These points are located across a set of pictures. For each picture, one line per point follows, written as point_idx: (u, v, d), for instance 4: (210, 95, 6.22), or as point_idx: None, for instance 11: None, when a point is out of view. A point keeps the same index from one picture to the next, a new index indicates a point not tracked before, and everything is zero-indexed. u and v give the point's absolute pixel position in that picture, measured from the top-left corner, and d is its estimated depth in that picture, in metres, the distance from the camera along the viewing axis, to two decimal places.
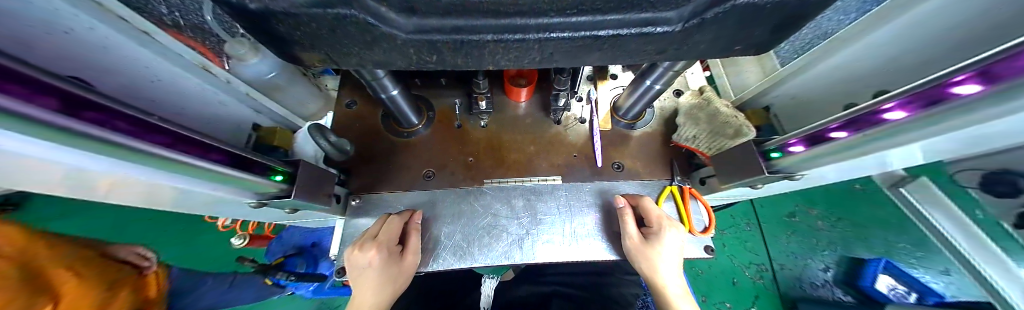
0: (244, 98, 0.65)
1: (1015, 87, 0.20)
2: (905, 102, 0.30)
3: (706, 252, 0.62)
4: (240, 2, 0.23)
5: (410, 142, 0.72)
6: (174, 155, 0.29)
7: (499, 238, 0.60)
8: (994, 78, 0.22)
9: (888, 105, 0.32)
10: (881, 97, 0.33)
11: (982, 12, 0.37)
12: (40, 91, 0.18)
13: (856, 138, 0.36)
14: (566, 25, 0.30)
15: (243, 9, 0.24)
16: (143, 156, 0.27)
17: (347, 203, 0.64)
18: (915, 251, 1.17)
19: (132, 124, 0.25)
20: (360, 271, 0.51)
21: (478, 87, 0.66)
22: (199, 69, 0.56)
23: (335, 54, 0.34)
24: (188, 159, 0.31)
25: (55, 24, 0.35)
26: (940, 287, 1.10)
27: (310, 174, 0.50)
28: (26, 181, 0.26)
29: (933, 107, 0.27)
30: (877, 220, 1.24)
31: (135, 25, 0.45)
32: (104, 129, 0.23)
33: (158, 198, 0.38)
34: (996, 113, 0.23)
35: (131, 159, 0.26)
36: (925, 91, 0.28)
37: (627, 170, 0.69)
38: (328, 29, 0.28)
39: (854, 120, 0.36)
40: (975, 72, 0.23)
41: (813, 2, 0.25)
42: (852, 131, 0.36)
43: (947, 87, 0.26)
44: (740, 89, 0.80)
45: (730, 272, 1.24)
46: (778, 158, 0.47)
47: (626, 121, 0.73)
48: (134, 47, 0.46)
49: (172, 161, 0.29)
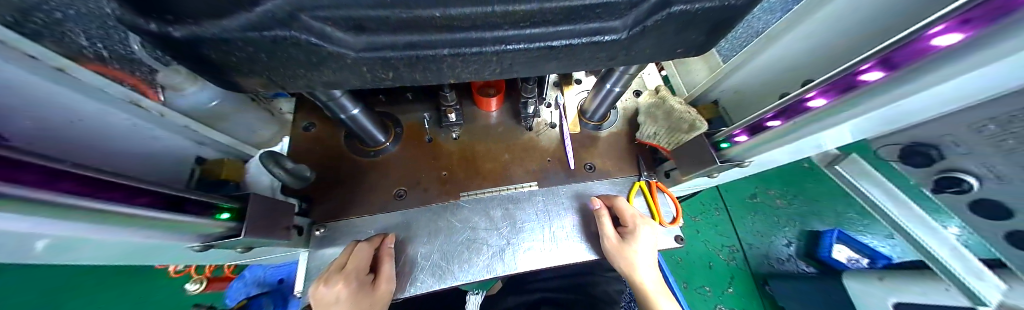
0: (182, 131, 0.56)
1: (927, 68, 0.24)
2: (824, 90, 0.34)
3: (677, 241, 0.65)
4: (161, 29, 0.21)
5: (378, 161, 0.69)
6: (99, 204, 0.25)
7: (479, 252, 0.59)
8: (899, 63, 0.26)
9: (809, 95, 0.36)
10: (803, 88, 0.38)
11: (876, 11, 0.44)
12: None
13: (789, 125, 0.40)
14: (521, 36, 0.30)
15: (167, 36, 0.22)
16: (59, 211, 0.23)
17: (312, 234, 0.59)
18: (861, 220, 1.32)
19: (42, 172, 0.22)
20: (327, 307, 0.47)
21: (446, 100, 0.65)
22: (131, 105, 0.47)
23: (282, 77, 0.32)
24: (114, 207, 0.27)
25: None
26: (887, 250, 1.23)
27: (264, 206, 0.46)
28: None
29: (848, 93, 0.31)
30: (825, 195, 1.39)
31: (52, 62, 0.36)
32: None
33: (73, 256, 0.31)
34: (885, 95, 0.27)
35: (39, 216, 0.22)
36: (838, 80, 0.32)
37: (599, 170, 0.72)
38: (269, 52, 0.27)
39: (786, 109, 0.40)
40: (879, 60, 0.28)
41: (731, 8, 0.29)
42: (785, 119, 0.41)
43: (856, 76, 0.30)
44: (691, 85, 0.87)
45: (705, 256, 1.32)
46: (727, 148, 0.52)
47: (594, 123, 0.76)
48: (51, 86, 0.37)
49: (97, 212, 0.25)
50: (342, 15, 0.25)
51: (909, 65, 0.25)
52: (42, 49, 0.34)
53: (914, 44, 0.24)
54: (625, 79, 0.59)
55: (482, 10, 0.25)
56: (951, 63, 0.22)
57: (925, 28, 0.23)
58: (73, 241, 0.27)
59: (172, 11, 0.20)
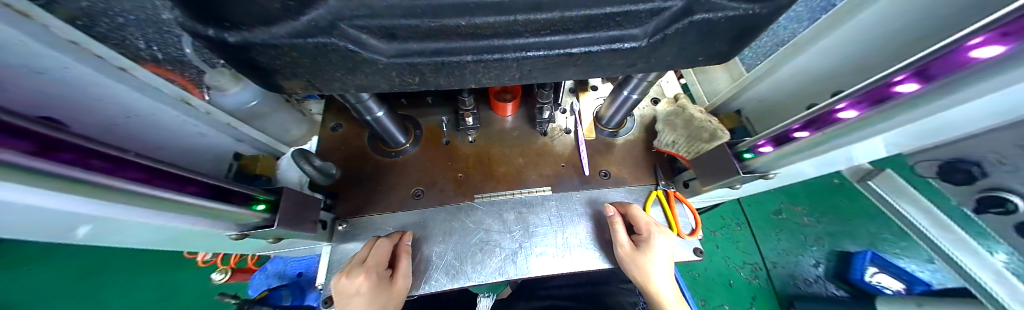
0: (224, 128, 0.61)
1: (963, 77, 0.22)
2: (856, 102, 0.33)
3: (696, 254, 0.63)
4: (219, 35, 0.23)
5: (397, 161, 0.72)
6: (152, 191, 0.28)
7: (492, 254, 0.60)
8: (933, 75, 0.25)
9: (840, 106, 0.35)
10: (834, 98, 0.36)
11: (917, 18, 0.42)
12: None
13: (817, 136, 0.38)
14: (542, 43, 0.31)
15: (224, 42, 0.24)
16: (121, 193, 0.26)
17: (334, 229, 0.62)
18: (899, 242, 1.21)
19: (106, 161, 0.25)
20: (347, 299, 0.49)
21: (464, 104, 0.67)
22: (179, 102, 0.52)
23: (320, 80, 0.35)
24: (166, 195, 0.30)
25: (31, 63, 0.33)
26: (927, 277, 1.12)
27: (294, 200, 0.49)
28: None
29: (883, 104, 0.30)
30: (857, 213, 1.30)
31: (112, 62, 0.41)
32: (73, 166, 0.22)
33: (130, 238, 0.35)
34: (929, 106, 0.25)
35: (105, 197, 0.25)
36: (871, 91, 0.31)
37: (614, 177, 0.71)
38: (310, 58, 0.29)
39: (814, 120, 0.39)
40: (914, 72, 0.26)
41: (755, 15, 0.28)
42: (813, 130, 0.39)
43: (890, 87, 0.29)
44: (712, 94, 0.85)
45: (726, 272, 1.26)
46: (750, 159, 0.51)
47: (609, 130, 0.76)
48: (112, 84, 0.42)
49: (149, 197, 0.28)
50: (377, 23, 0.27)
51: (947, 77, 0.24)
52: (109, 50, 0.41)
53: (951, 56, 0.23)
54: (643, 85, 0.59)
55: (505, 18, 0.27)
56: (983, 71, 0.21)
57: (962, 39, 0.22)
58: (130, 224, 0.30)
59: (227, 21, 0.22)
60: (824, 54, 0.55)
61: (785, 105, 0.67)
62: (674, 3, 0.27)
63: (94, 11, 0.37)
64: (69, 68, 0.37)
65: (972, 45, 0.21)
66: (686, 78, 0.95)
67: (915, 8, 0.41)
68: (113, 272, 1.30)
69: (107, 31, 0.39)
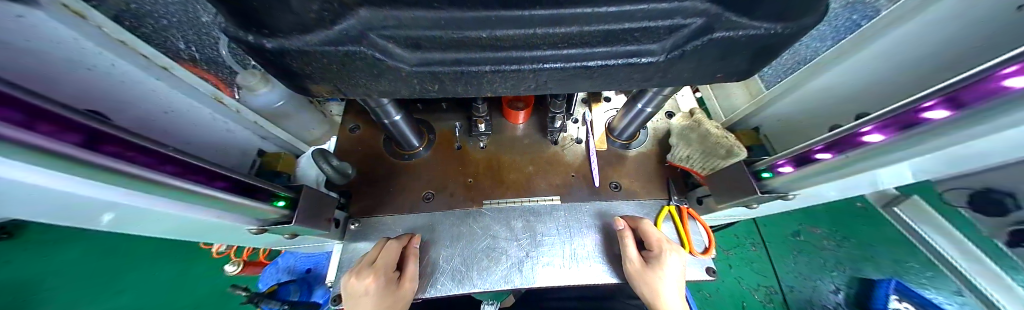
0: (251, 126, 0.63)
1: (993, 107, 0.21)
2: (882, 126, 0.31)
3: (709, 273, 0.61)
4: (257, 41, 0.25)
5: (410, 164, 0.73)
6: (177, 183, 0.29)
7: (499, 261, 0.60)
8: (963, 103, 0.24)
9: (865, 129, 0.34)
10: (859, 121, 0.35)
11: (942, 40, 0.41)
12: (55, 123, 0.19)
13: (841, 159, 0.37)
14: (560, 56, 0.32)
15: (260, 49, 0.26)
16: (152, 184, 0.27)
17: (347, 228, 0.64)
18: (924, 271, 1.14)
19: (148, 155, 0.27)
20: (356, 299, 0.50)
21: (477, 111, 0.69)
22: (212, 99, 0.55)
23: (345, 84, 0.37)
24: (191, 187, 0.31)
25: (78, 60, 0.36)
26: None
27: (312, 198, 0.51)
28: (28, 210, 0.25)
29: (911, 130, 0.28)
30: (882, 240, 1.22)
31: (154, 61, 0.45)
32: (117, 159, 0.24)
33: (155, 228, 0.36)
34: (967, 134, 0.24)
35: (138, 187, 0.26)
36: (898, 116, 0.30)
37: (625, 190, 0.70)
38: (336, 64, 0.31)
39: (838, 142, 0.37)
40: (944, 98, 0.25)
41: (778, 34, 0.28)
42: (836, 152, 0.38)
43: (918, 112, 0.28)
44: (729, 110, 0.83)
45: (739, 294, 1.20)
46: (769, 178, 0.49)
47: (622, 141, 0.75)
48: (151, 81, 0.45)
49: (173, 189, 0.29)
50: (403, 33, 0.28)
51: (979, 105, 0.22)
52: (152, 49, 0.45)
53: (979, 85, 0.22)
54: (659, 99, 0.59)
55: (525, 31, 0.28)
56: (1015, 102, 0.20)
57: (993, 68, 0.21)
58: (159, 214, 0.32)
59: (263, 28, 0.23)
60: (845, 76, 0.54)
61: (806, 126, 0.65)
62: (695, 20, 0.28)
63: (141, 13, 0.42)
64: (115, 65, 0.40)
65: (1000, 76, 0.20)
66: (702, 93, 0.94)
67: (942, 29, 0.41)
68: (137, 257, 1.36)
69: (151, 31, 0.44)
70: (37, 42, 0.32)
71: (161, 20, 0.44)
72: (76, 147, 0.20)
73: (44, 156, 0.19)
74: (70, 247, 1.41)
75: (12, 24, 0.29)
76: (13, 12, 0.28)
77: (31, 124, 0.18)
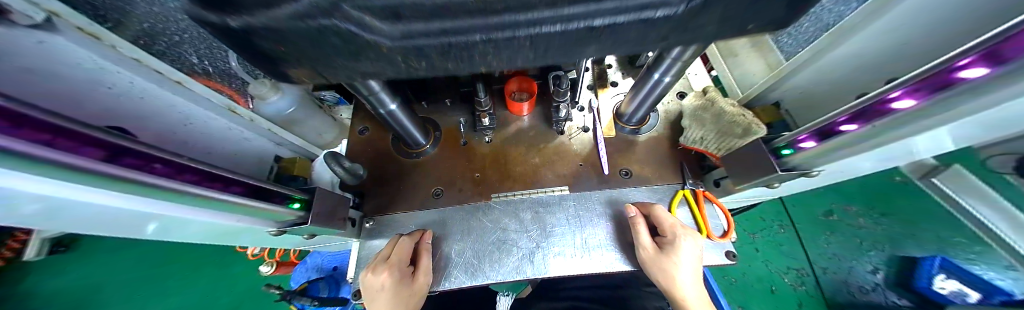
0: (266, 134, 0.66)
1: None
2: (912, 89, 0.28)
3: (729, 257, 0.58)
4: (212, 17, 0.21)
5: (418, 162, 0.74)
6: (197, 191, 0.31)
7: (510, 253, 0.60)
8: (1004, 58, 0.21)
9: (894, 94, 0.31)
10: (889, 85, 0.32)
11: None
12: (78, 144, 0.21)
13: (869, 129, 0.34)
14: (562, 20, 0.26)
15: (222, 28, 0.23)
16: (174, 193, 0.29)
17: (362, 226, 0.66)
18: (973, 246, 1.06)
19: (167, 166, 0.29)
20: (373, 294, 0.52)
21: (481, 104, 0.71)
22: (226, 110, 0.57)
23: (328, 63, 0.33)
24: (211, 194, 0.33)
25: (97, 79, 0.39)
26: (1008, 285, 0.97)
27: (326, 201, 0.52)
28: (72, 222, 0.28)
29: (946, 91, 0.26)
30: (921, 214, 1.14)
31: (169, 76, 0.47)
32: (137, 171, 0.26)
33: (186, 235, 0.39)
34: (1003, 94, 0.21)
35: (158, 196, 0.28)
36: (928, 78, 0.27)
37: (636, 176, 0.68)
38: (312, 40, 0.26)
39: (864, 111, 0.34)
40: (982, 54, 0.22)
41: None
42: (862, 122, 0.34)
43: (954, 71, 0.25)
44: (747, 86, 0.77)
45: (766, 277, 1.15)
46: (790, 155, 0.46)
47: (631, 127, 0.73)
48: (169, 96, 0.47)
49: (194, 196, 0.31)
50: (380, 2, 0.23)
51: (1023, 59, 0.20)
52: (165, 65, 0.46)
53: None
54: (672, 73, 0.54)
55: None
56: None
57: None
58: (187, 220, 0.34)
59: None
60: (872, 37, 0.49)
61: (831, 98, 0.60)
62: None
63: (154, 32, 0.46)
64: (134, 83, 0.43)
65: None
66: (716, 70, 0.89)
67: None
68: (183, 263, 1.49)
69: (164, 48, 0.48)
70: (60, 66, 0.35)
71: (172, 36, 0.49)
72: (96, 161, 0.22)
73: (67, 170, 0.20)
74: (125, 257, 1.55)
75: (33, 49, 0.32)
76: (35, 39, 0.32)
77: (54, 141, 0.20)
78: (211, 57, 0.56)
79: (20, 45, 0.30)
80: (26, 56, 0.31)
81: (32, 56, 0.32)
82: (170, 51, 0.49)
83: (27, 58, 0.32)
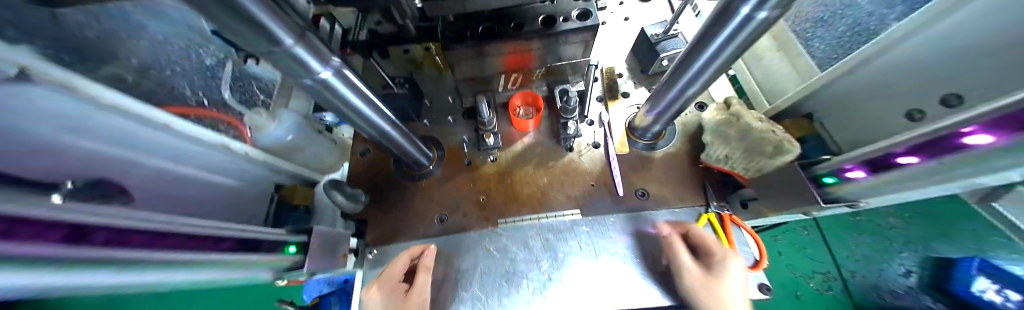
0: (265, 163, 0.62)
1: None
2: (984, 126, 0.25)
3: (763, 290, 0.53)
4: None
5: (422, 185, 0.71)
6: (184, 255, 0.29)
7: (519, 286, 0.56)
8: None
9: (967, 128, 0.26)
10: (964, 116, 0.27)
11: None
12: (63, 230, 0.19)
13: (935, 166, 0.30)
14: None
15: None
16: (166, 263, 0.27)
17: (365, 256, 0.64)
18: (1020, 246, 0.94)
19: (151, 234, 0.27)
20: None
21: (485, 124, 0.69)
22: (223, 148, 0.53)
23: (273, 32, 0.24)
24: (198, 257, 0.30)
25: (83, 127, 0.36)
26: None
27: (323, 237, 0.50)
28: None
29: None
30: (967, 220, 1.03)
31: (158, 119, 0.43)
32: (122, 246, 0.23)
33: None
34: None
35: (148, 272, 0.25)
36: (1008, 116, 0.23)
37: (653, 197, 0.63)
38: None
39: (924, 146, 0.31)
40: None
41: None
42: (926, 157, 0.31)
43: None
44: (775, 95, 0.70)
45: (791, 284, 1.02)
46: (835, 184, 0.42)
47: (645, 142, 0.68)
48: (164, 136, 0.45)
49: (185, 261, 0.29)
50: None
51: None
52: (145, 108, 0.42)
53: None
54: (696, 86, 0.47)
55: None
56: None
57: None
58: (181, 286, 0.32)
59: None
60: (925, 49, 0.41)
61: (875, 122, 0.50)
62: None
63: (144, 69, 0.45)
64: (122, 126, 0.40)
65: None
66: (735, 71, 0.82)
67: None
68: None
69: (156, 86, 0.46)
70: (49, 119, 0.32)
71: (162, 70, 0.47)
72: (73, 247, 0.20)
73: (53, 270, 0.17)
74: None
75: (20, 107, 0.30)
76: (14, 94, 0.29)
77: (40, 235, 0.17)
78: (205, 87, 0.54)
79: (5, 104, 0.28)
80: (14, 115, 0.29)
81: (20, 114, 0.30)
82: (160, 85, 0.47)
83: (16, 117, 0.29)
